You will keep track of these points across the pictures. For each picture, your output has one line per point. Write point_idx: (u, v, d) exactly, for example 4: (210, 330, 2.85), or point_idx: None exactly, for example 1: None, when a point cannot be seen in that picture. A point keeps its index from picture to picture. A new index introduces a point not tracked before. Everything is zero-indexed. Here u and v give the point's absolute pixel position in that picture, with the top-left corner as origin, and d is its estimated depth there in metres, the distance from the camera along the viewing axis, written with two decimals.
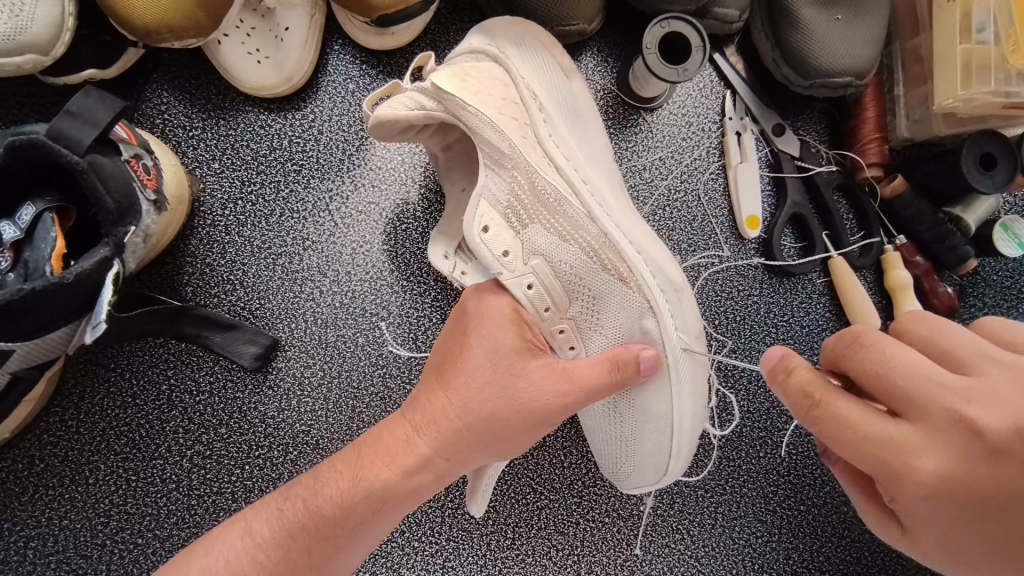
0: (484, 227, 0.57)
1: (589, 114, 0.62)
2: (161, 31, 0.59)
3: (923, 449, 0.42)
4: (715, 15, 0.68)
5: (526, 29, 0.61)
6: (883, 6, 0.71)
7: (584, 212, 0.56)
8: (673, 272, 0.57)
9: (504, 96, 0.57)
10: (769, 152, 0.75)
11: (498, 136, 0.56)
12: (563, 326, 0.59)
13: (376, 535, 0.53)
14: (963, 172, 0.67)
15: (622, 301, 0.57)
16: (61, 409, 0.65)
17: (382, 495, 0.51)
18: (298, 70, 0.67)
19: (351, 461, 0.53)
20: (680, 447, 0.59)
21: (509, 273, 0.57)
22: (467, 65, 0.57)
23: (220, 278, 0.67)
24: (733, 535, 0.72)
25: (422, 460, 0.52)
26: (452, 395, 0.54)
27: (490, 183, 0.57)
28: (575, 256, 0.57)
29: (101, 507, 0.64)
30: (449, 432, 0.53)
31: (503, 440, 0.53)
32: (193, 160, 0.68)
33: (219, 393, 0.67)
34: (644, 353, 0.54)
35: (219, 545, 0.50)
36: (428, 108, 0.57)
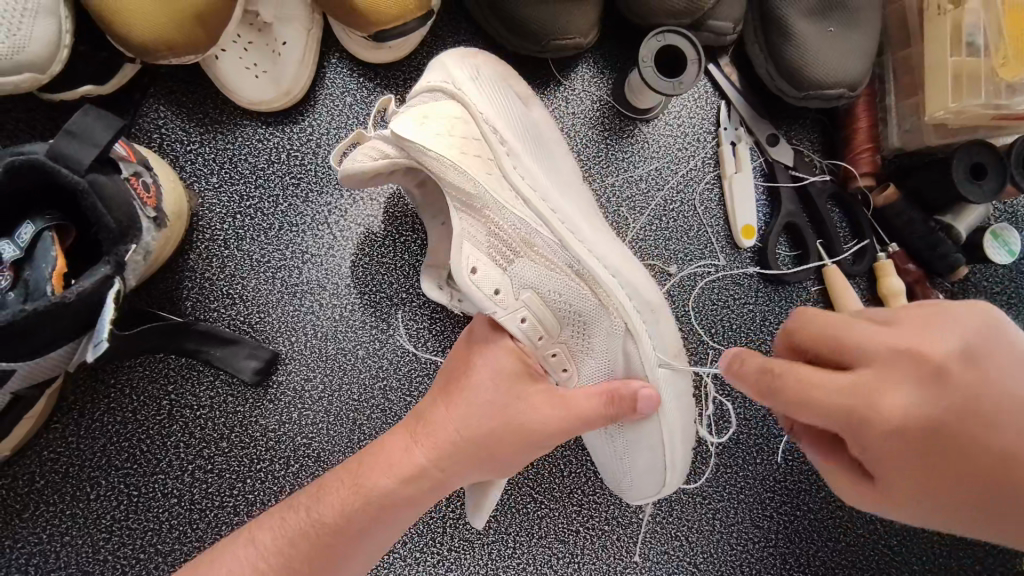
0: (473, 269, 0.54)
1: (552, 140, 0.63)
2: (159, 48, 0.59)
3: (884, 391, 0.44)
4: (710, 29, 0.69)
5: (477, 61, 0.60)
6: (875, 17, 0.72)
7: (556, 241, 0.56)
8: (651, 297, 0.59)
9: (465, 134, 0.55)
10: (764, 161, 0.76)
11: (464, 177, 0.54)
12: (557, 349, 0.59)
13: (373, 548, 0.52)
14: (955, 182, 0.68)
15: (603, 320, 0.58)
16: (61, 426, 0.65)
17: (382, 503, 0.51)
18: (295, 84, 0.67)
19: (353, 469, 0.53)
20: (675, 464, 0.62)
21: (503, 311, 0.56)
22: (423, 107, 0.55)
23: (220, 293, 0.67)
24: (731, 541, 0.73)
25: (418, 477, 0.52)
26: (455, 416, 0.54)
27: (467, 226, 0.55)
28: (562, 282, 0.57)
29: (103, 523, 0.65)
30: (452, 449, 0.53)
31: (497, 459, 0.54)
32: (191, 174, 0.68)
33: (220, 407, 0.67)
34: (644, 392, 0.56)
35: (231, 557, 0.49)
36: (391, 155, 0.56)
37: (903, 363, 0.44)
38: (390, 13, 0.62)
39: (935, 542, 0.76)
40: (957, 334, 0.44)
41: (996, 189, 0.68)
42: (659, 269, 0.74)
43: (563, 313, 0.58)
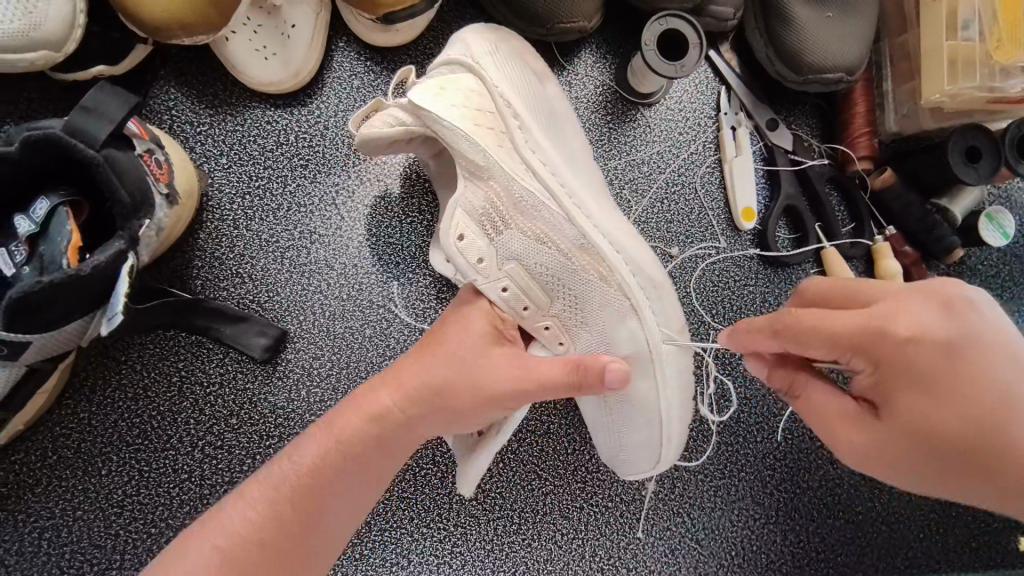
0: (461, 236, 0.57)
1: (563, 118, 0.64)
2: (172, 28, 0.60)
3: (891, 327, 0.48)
4: (711, 14, 0.70)
5: (498, 38, 0.62)
6: (873, 4, 0.73)
7: (563, 216, 0.58)
8: (655, 275, 0.60)
9: (479, 106, 0.57)
10: (763, 146, 0.77)
11: (473, 147, 0.56)
12: (548, 322, 0.61)
13: (351, 499, 0.53)
14: (950, 164, 0.70)
15: (596, 295, 0.59)
16: (73, 402, 0.65)
17: (352, 445, 0.52)
18: (304, 67, 0.68)
19: (333, 417, 0.54)
20: (670, 436, 0.62)
21: (485, 279, 0.58)
22: (443, 78, 0.58)
23: (229, 272, 0.68)
24: (732, 517, 0.74)
25: (384, 418, 0.54)
26: (424, 363, 0.55)
27: (468, 193, 0.57)
28: (550, 257, 0.58)
29: (114, 498, 0.65)
30: (418, 394, 0.54)
31: (457, 412, 0.55)
32: (201, 155, 0.69)
33: (229, 384, 0.68)
34: (612, 366, 0.52)
35: (212, 528, 0.49)
36: (408, 124, 0.57)
37: (881, 341, 0.48)
38: None
39: (931, 519, 0.77)
40: (942, 313, 0.49)
41: (991, 172, 0.70)
42: (661, 251, 0.75)
43: (550, 285, 0.59)
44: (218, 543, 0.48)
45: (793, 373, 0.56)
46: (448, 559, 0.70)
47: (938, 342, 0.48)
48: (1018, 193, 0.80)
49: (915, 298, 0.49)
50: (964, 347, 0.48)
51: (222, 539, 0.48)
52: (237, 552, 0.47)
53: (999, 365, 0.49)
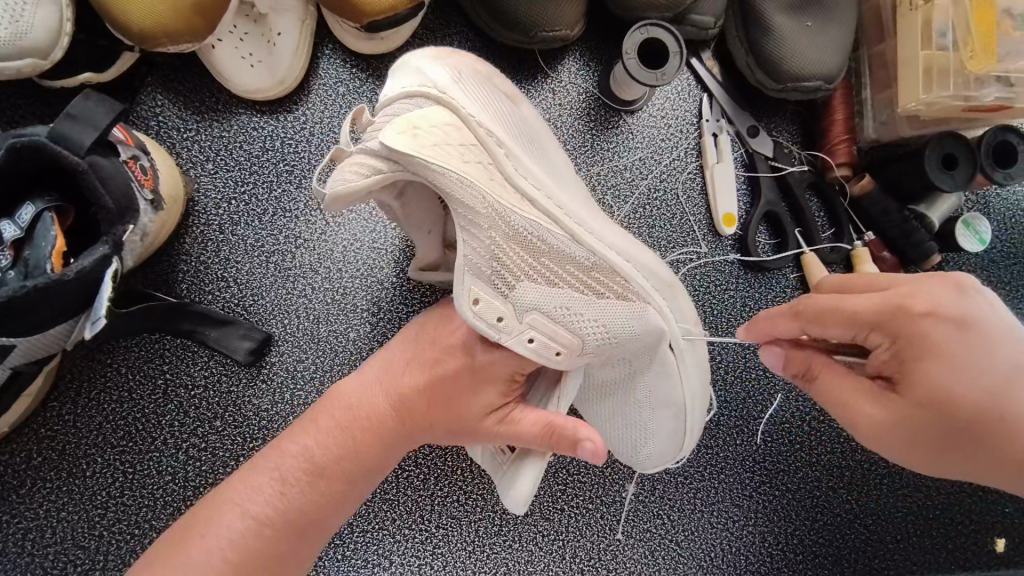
0: (475, 300, 0.52)
1: (542, 135, 0.63)
2: (157, 36, 0.61)
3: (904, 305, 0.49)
4: (691, 22, 0.71)
5: (452, 60, 0.57)
6: (851, 13, 0.74)
7: (567, 238, 0.56)
8: (669, 276, 0.61)
9: (460, 142, 0.52)
10: (744, 152, 0.78)
11: (469, 193, 0.52)
12: (585, 357, 0.57)
13: (352, 501, 0.56)
14: (926, 171, 0.71)
15: (625, 315, 0.58)
16: (58, 404, 0.66)
17: (355, 451, 0.54)
18: (289, 74, 0.69)
19: (330, 412, 0.56)
20: (693, 425, 0.65)
21: (508, 336, 0.54)
22: (412, 116, 0.51)
23: (215, 276, 0.69)
24: (712, 519, 0.75)
25: (385, 431, 0.55)
26: (423, 386, 0.56)
27: (469, 247, 0.53)
28: (571, 292, 0.56)
29: (98, 499, 0.66)
30: (418, 416, 0.56)
31: (444, 433, 0.57)
32: (187, 160, 0.70)
33: (214, 387, 0.69)
34: (584, 441, 0.52)
35: (229, 520, 0.51)
36: (384, 171, 0.51)
37: (900, 326, 0.49)
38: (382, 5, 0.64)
39: (908, 521, 0.78)
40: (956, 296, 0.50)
41: (966, 180, 0.71)
42: None
43: (582, 327, 0.56)
44: (229, 538, 0.51)
45: (803, 362, 0.56)
46: (429, 559, 0.71)
47: (956, 320, 0.49)
48: (995, 200, 0.81)
49: (932, 282, 0.51)
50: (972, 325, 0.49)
51: (240, 525, 0.51)
52: (249, 542, 0.51)
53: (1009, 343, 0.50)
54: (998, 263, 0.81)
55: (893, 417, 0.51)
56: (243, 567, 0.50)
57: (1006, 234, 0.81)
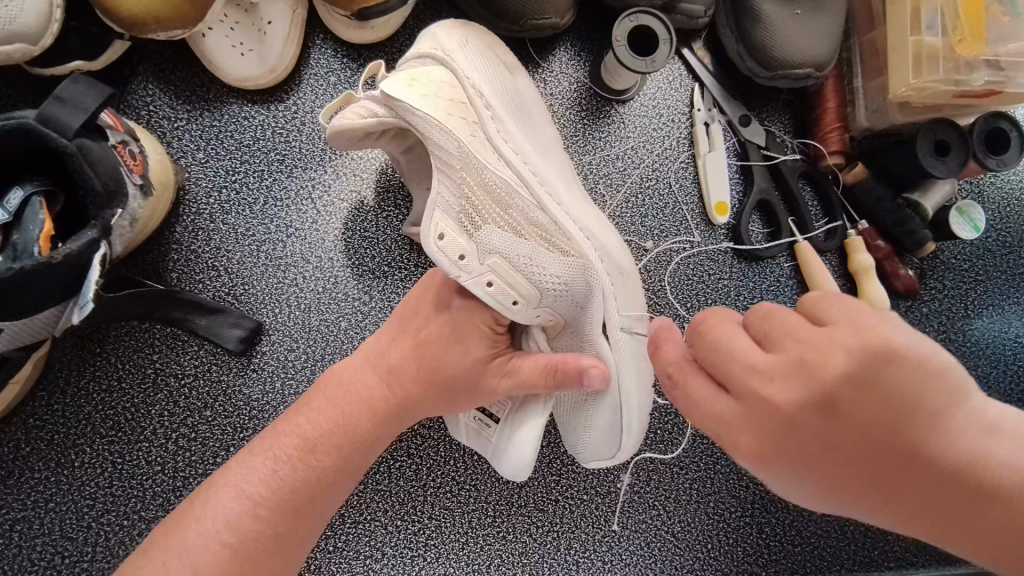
0: (440, 235, 0.55)
1: (536, 109, 0.65)
2: (148, 22, 0.61)
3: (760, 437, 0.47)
4: (682, 11, 0.72)
5: (462, 30, 0.61)
6: (841, 1, 0.74)
7: (535, 203, 0.58)
8: (623, 262, 0.62)
9: (451, 97, 0.57)
10: (737, 141, 0.78)
11: (446, 137, 0.56)
12: (540, 312, 0.60)
13: (353, 476, 0.58)
14: (918, 157, 0.71)
15: (579, 280, 0.59)
16: (47, 394, 0.66)
17: (356, 434, 0.57)
18: (280, 63, 0.69)
19: (326, 399, 0.58)
20: (631, 423, 0.61)
21: (467, 275, 0.56)
22: (413, 70, 0.57)
23: (205, 265, 0.69)
24: (708, 510, 0.74)
25: (388, 399, 0.58)
26: (410, 350, 0.58)
27: (442, 191, 0.56)
28: (531, 246, 0.58)
29: (87, 490, 0.65)
30: (412, 377, 0.58)
31: (439, 396, 0.58)
32: (179, 149, 0.70)
33: (204, 376, 0.68)
34: (589, 370, 0.55)
35: (223, 495, 0.54)
36: (380, 115, 0.58)
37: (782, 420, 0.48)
38: None
39: None
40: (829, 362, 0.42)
41: (960, 165, 0.71)
42: (636, 245, 0.76)
43: (540, 279, 0.58)
44: (228, 514, 0.53)
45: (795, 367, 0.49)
46: (422, 551, 0.70)
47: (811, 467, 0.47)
48: (989, 188, 0.81)
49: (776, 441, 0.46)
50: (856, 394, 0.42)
51: (235, 502, 0.54)
52: (256, 521, 0.53)
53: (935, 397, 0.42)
54: (994, 251, 0.81)
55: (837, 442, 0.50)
56: (239, 552, 0.52)
57: (1001, 222, 0.81)
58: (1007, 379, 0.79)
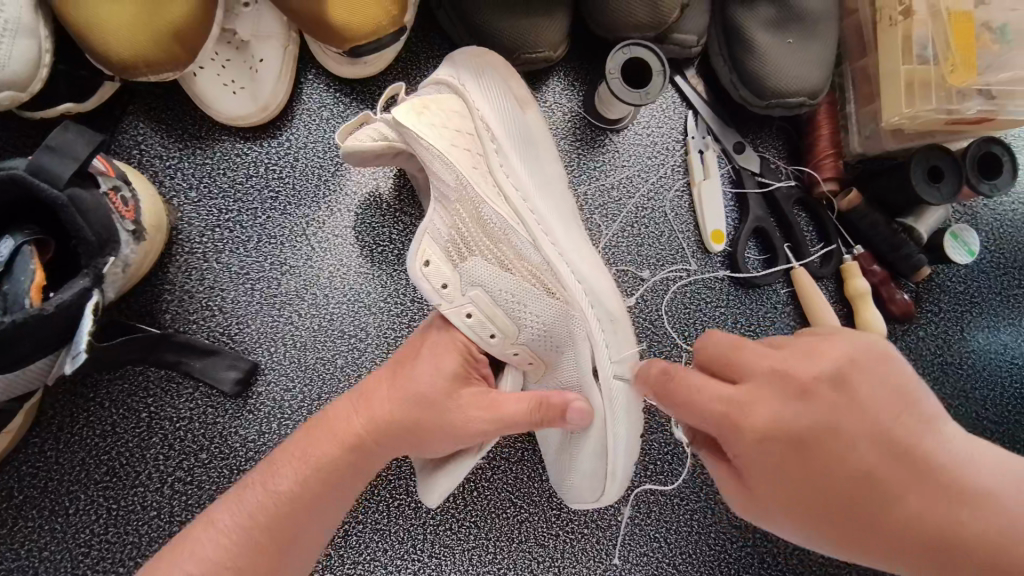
0: (426, 261, 0.59)
1: (543, 145, 0.64)
2: (137, 65, 0.61)
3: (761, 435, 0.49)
4: (674, 41, 0.72)
5: (485, 61, 0.64)
6: (833, 28, 0.75)
7: (529, 240, 0.59)
8: (615, 309, 0.60)
9: (458, 127, 0.60)
10: (731, 169, 0.78)
11: (445, 167, 0.59)
12: (517, 349, 0.62)
13: (320, 527, 0.55)
14: (912, 184, 0.71)
15: (561, 322, 0.60)
16: (40, 440, 0.65)
17: (330, 471, 0.54)
18: (273, 101, 0.69)
19: (300, 438, 0.56)
20: (616, 470, 0.60)
21: (447, 302, 0.60)
22: (427, 98, 0.61)
23: (199, 305, 0.68)
24: (709, 541, 0.74)
25: (357, 449, 0.55)
26: (395, 396, 0.56)
27: (436, 220, 0.59)
28: (513, 284, 0.60)
29: (81, 537, 0.64)
30: (387, 423, 0.55)
31: (420, 438, 0.56)
32: (170, 189, 0.69)
33: (200, 418, 0.67)
34: (574, 403, 0.54)
35: (200, 535, 0.51)
36: (391, 140, 0.61)
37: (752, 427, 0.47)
38: (365, 30, 0.64)
39: None
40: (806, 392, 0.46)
41: (953, 191, 0.71)
42: (632, 275, 0.76)
43: (519, 316, 0.60)
44: (203, 557, 0.50)
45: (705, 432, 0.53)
46: None
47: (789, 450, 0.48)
48: (982, 211, 0.82)
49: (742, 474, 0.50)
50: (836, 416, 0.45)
51: (208, 538, 0.51)
52: (227, 557, 0.50)
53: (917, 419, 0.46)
54: (988, 273, 0.81)
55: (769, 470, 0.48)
56: None
57: (995, 244, 0.81)
58: (1004, 401, 0.80)
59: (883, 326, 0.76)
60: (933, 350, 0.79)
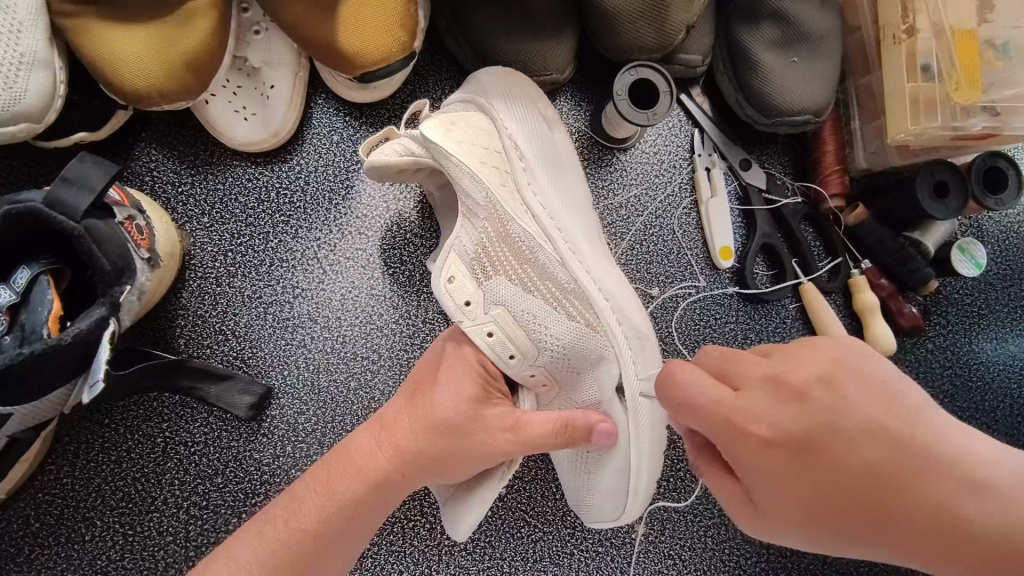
0: (451, 278, 0.59)
1: (567, 162, 0.67)
2: (152, 96, 0.61)
3: (756, 416, 0.47)
4: (680, 61, 0.72)
5: (514, 84, 0.65)
6: (837, 46, 0.75)
7: (557, 258, 0.60)
8: (641, 325, 0.62)
9: (487, 145, 0.62)
10: (738, 185, 0.78)
11: (476, 185, 0.59)
12: (535, 371, 0.61)
13: (343, 560, 0.54)
14: (919, 200, 0.72)
15: (584, 344, 0.60)
16: (56, 467, 0.65)
17: (354, 509, 0.53)
18: (284, 126, 0.70)
19: (323, 478, 0.54)
20: (638, 488, 0.61)
21: (469, 322, 0.59)
22: (455, 115, 0.62)
23: (212, 329, 0.69)
24: (723, 557, 0.74)
25: (384, 480, 0.54)
26: (417, 423, 0.55)
27: (462, 236, 0.60)
28: (537, 305, 0.60)
29: (98, 564, 0.65)
30: (413, 452, 0.54)
31: (447, 472, 0.56)
32: (183, 215, 0.70)
33: (215, 443, 0.68)
34: (599, 425, 0.56)
35: (225, 574, 0.50)
36: (418, 156, 0.61)
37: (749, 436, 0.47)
38: (374, 55, 0.64)
39: None
40: (830, 383, 0.47)
41: (960, 206, 0.71)
42: (642, 293, 0.76)
43: (542, 339, 0.60)
44: None
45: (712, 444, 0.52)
46: None
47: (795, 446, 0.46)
48: (988, 223, 0.82)
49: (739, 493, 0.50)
50: (836, 415, 0.46)
51: None
52: None
53: (899, 410, 0.46)
54: (995, 285, 0.81)
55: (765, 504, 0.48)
56: None
57: (1001, 256, 0.82)
58: (1014, 413, 0.80)
59: (892, 339, 0.76)
60: (941, 363, 0.79)
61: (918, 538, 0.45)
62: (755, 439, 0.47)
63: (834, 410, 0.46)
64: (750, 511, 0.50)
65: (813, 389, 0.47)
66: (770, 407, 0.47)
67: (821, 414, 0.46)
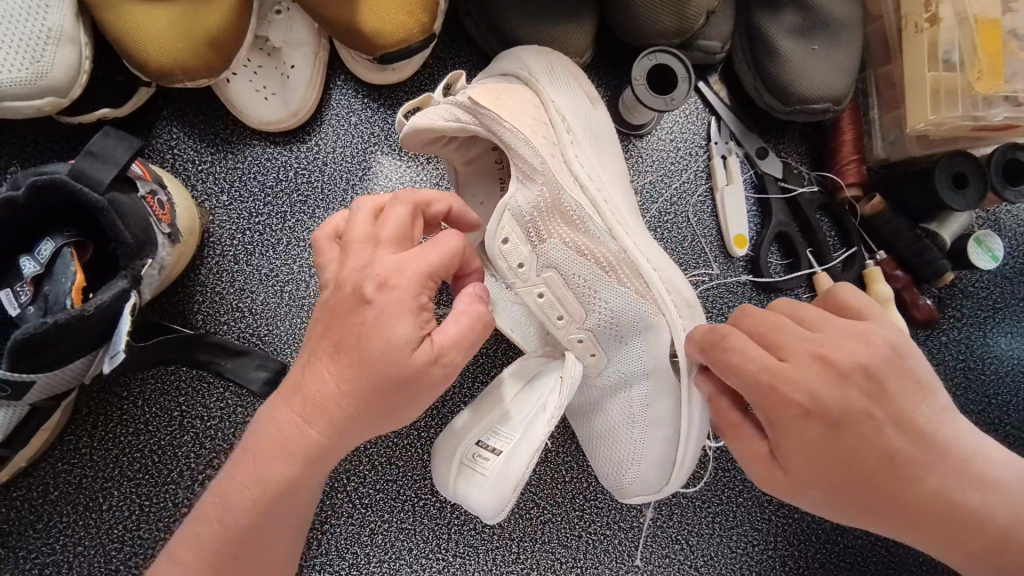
0: (505, 238, 0.59)
1: (608, 139, 0.67)
2: (176, 73, 0.62)
3: (801, 380, 0.50)
4: (699, 48, 0.72)
5: (554, 59, 0.66)
6: (858, 34, 0.75)
7: (604, 229, 0.61)
8: (689, 294, 0.62)
9: (536, 116, 0.61)
10: (753, 173, 0.78)
11: (530, 152, 0.58)
12: (581, 335, 0.63)
13: (290, 523, 0.53)
14: (936, 190, 0.71)
15: (633, 309, 0.61)
16: (74, 438, 0.67)
17: (287, 489, 0.49)
18: (303, 106, 0.70)
19: (245, 461, 0.50)
20: (686, 454, 0.61)
21: (522, 282, 0.62)
22: (502, 85, 0.61)
23: (230, 306, 0.70)
24: (731, 544, 0.74)
25: (317, 454, 0.49)
26: (338, 378, 0.47)
27: (518, 195, 0.59)
28: (587, 269, 0.61)
29: (114, 533, 0.66)
30: (341, 421, 0.48)
31: (383, 420, 0.49)
32: (202, 193, 0.70)
33: (231, 418, 0.68)
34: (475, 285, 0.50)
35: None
36: (463, 121, 0.58)
37: (786, 400, 0.50)
38: (395, 36, 0.65)
39: None
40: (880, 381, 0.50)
41: (978, 197, 0.71)
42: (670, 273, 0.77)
43: (591, 303, 0.62)
44: None
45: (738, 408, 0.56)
46: None
47: (826, 420, 0.50)
48: (1006, 217, 0.82)
49: (757, 455, 0.54)
50: (873, 405, 0.50)
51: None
52: None
53: (932, 402, 0.51)
54: (1011, 279, 0.81)
55: (791, 468, 0.52)
56: None
57: (1019, 251, 0.81)
58: None
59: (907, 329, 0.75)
60: (955, 356, 0.79)
61: (922, 523, 0.51)
62: (796, 410, 0.50)
63: (872, 398, 0.50)
64: (770, 470, 0.53)
65: (858, 375, 0.50)
66: (820, 384, 0.50)
67: (860, 401, 0.50)
